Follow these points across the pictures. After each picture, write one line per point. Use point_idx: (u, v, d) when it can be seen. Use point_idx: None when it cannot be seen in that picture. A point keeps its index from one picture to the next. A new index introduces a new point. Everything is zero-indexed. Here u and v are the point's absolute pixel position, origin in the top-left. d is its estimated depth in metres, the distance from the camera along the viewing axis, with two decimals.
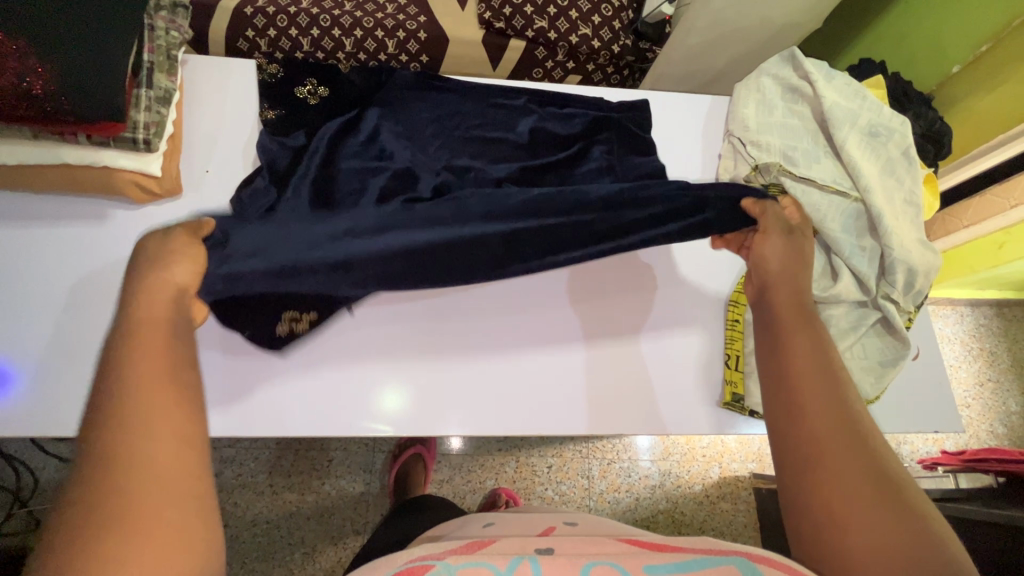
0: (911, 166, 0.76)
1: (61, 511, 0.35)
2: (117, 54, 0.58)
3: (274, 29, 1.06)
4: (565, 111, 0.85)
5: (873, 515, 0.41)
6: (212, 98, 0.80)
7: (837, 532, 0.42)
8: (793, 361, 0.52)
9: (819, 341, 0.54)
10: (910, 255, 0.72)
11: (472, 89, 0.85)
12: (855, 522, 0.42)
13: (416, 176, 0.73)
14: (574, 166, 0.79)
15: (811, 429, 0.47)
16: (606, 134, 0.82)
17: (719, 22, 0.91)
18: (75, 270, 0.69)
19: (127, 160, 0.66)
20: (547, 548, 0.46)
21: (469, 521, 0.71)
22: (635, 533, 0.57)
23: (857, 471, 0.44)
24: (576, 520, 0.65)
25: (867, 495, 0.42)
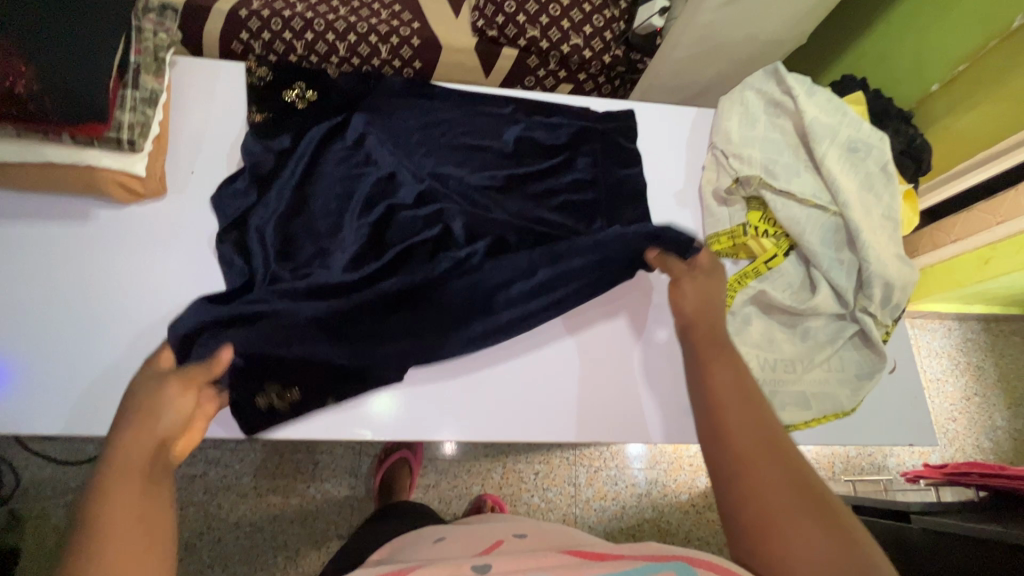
0: (889, 181, 0.77)
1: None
2: (99, 56, 0.59)
3: (268, 33, 1.07)
4: (551, 119, 0.86)
5: (802, 531, 0.46)
6: (200, 99, 0.80)
7: (772, 547, 0.46)
8: (716, 382, 0.56)
9: (736, 361, 0.58)
10: (887, 269, 0.73)
11: (459, 96, 0.85)
12: (789, 541, 0.45)
13: (399, 183, 0.78)
14: (559, 176, 0.82)
15: (741, 449, 0.51)
16: (591, 146, 0.85)
17: (705, 37, 0.93)
18: (56, 268, 0.70)
19: (111, 160, 0.66)
20: (484, 564, 0.47)
21: (416, 539, 0.71)
22: (586, 544, 0.58)
23: (783, 485, 0.48)
24: (525, 532, 0.64)
25: (797, 510, 0.46)
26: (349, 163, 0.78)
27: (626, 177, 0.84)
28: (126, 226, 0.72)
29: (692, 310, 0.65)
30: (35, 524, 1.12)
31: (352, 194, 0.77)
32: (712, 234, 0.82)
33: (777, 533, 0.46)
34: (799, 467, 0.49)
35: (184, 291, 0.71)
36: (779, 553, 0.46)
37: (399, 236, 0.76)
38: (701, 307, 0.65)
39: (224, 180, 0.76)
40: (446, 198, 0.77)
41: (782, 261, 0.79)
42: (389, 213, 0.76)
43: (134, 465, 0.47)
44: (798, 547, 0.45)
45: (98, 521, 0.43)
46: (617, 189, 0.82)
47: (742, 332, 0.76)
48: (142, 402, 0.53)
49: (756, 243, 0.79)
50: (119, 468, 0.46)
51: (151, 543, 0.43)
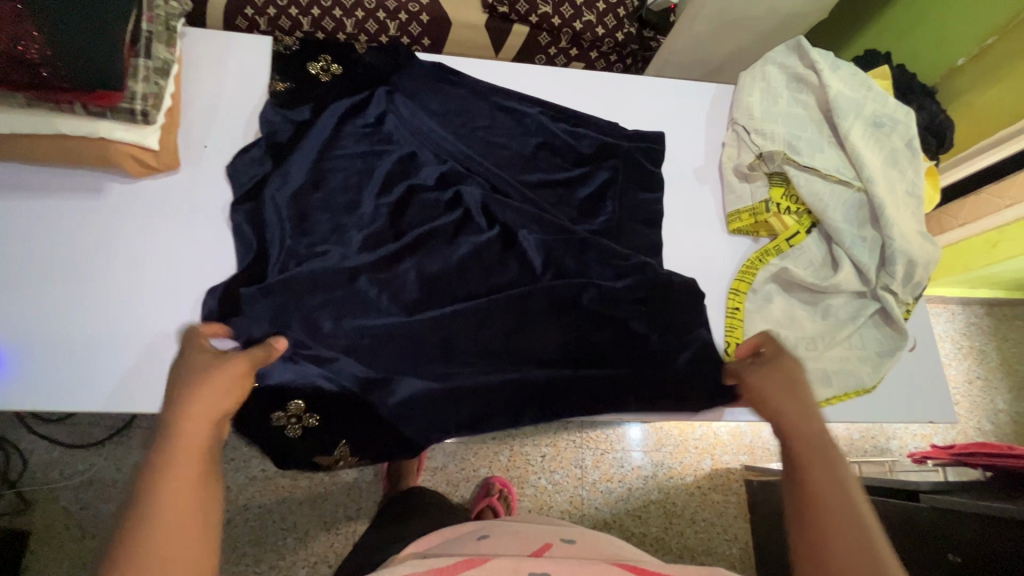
0: (914, 158, 0.76)
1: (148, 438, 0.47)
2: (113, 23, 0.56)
3: (273, 8, 1.11)
4: (576, 130, 0.82)
5: None
6: (209, 71, 0.78)
7: None
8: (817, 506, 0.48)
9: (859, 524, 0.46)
10: (911, 247, 0.74)
11: (481, 86, 0.82)
12: None
13: (421, 164, 0.78)
14: (575, 149, 0.81)
15: None
16: (613, 161, 0.81)
17: (724, 11, 0.91)
18: (71, 244, 0.68)
19: (124, 133, 0.65)
20: (540, 573, 0.46)
21: (446, 536, 0.69)
22: (633, 558, 0.57)
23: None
24: (572, 537, 0.63)
25: None
26: (369, 140, 0.77)
27: (650, 149, 0.82)
28: (139, 200, 0.71)
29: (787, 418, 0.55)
30: (44, 506, 1.12)
31: (371, 172, 0.76)
32: (733, 211, 0.81)
33: None
34: None
35: (201, 267, 0.70)
36: None
37: (418, 218, 0.75)
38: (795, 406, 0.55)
39: (239, 152, 0.74)
40: (468, 181, 0.77)
41: (804, 238, 0.78)
42: (409, 195, 0.76)
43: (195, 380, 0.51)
44: None
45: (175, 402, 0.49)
46: (635, 159, 0.81)
47: (764, 309, 0.77)
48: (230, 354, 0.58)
49: (778, 220, 0.77)
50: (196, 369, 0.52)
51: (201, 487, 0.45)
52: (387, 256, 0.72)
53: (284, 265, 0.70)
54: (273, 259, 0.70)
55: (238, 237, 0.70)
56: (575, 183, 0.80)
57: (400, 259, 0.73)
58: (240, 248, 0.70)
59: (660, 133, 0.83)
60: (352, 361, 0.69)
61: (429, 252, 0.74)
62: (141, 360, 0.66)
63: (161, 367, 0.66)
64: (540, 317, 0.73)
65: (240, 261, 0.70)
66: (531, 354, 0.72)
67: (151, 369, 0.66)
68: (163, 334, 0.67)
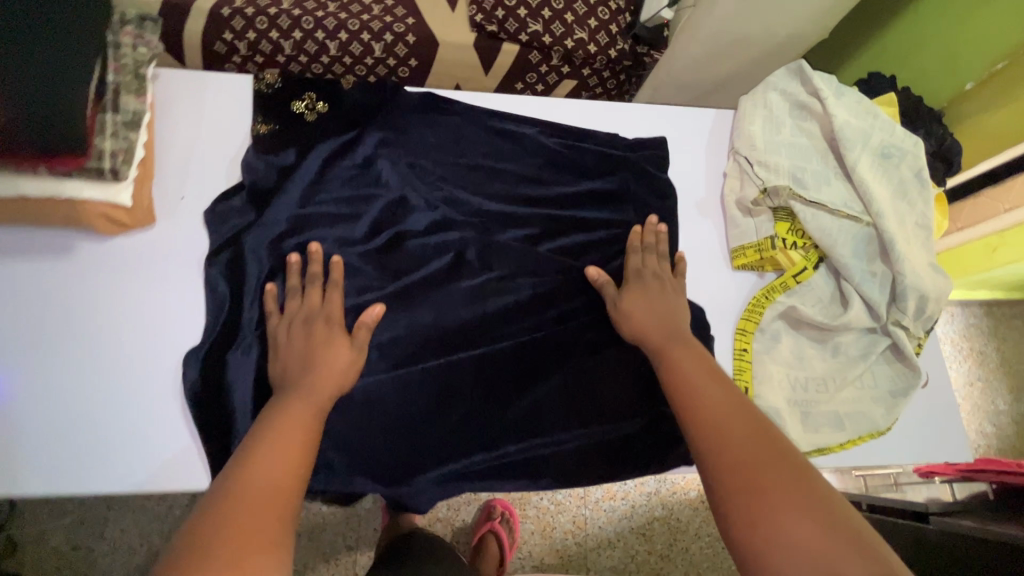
0: (924, 188, 0.72)
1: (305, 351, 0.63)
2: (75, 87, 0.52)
3: (253, 32, 1.10)
4: (576, 145, 0.80)
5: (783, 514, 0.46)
6: (184, 113, 0.74)
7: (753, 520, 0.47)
8: (683, 389, 0.62)
9: (723, 380, 0.61)
10: (923, 282, 0.71)
11: (475, 113, 0.79)
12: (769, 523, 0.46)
13: (410, 208, 0.74)
14: (579, 164, 0.80)
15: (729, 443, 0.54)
16: (623, 172, 0.80)
17: (721, 33, 0.88)
18: (43, 313, 0.64)
19: (94, 191, 0.60)
20: None
21: None
22: None
23: (762, 470, 0.50)
24: None
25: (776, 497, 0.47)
26: (355, 182, 0.74)
27: (654, 155, 0.82)
28: (113, 262, 0.67)
29: (647, 321, 0.69)
30: (33, 548, 1.08)
31: (361, 218, 0.73)
32: (738, 246, 0.77)
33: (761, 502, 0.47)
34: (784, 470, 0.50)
35: (183, 328, 0.67)
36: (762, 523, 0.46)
37: (411, 264, 0.72)
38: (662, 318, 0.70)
39: (217, 200, 0.71)
40: (461, 226, 0.75)
41: (812, 274, 0.75)
42: (397, 241, 0.73)
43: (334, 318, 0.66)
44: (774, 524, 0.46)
45: (328, 333, 0.64)
46: (643, 169, 0.81)
47: (773, 350, 0.74)
48: (298, 358, 0.63)
49: (785, 256, 0.74)
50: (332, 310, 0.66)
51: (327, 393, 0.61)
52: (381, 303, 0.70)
53: (260, 321, 0.69)
54: (248, 316, 0.68)
55: (214, 291, 0.68)
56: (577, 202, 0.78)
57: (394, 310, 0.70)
58: (212, 305, 0.68)
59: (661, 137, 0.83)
60: (344, 421, 0.66)
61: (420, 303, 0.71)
62: (126, 434, 0.63)
63: (148, 436, 0.64)
64: (542, 377, 0.71)
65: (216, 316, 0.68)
66: (530, 418, 0.70)
67: (137, 438, 0.64)
68: (146, 401, 0.64)
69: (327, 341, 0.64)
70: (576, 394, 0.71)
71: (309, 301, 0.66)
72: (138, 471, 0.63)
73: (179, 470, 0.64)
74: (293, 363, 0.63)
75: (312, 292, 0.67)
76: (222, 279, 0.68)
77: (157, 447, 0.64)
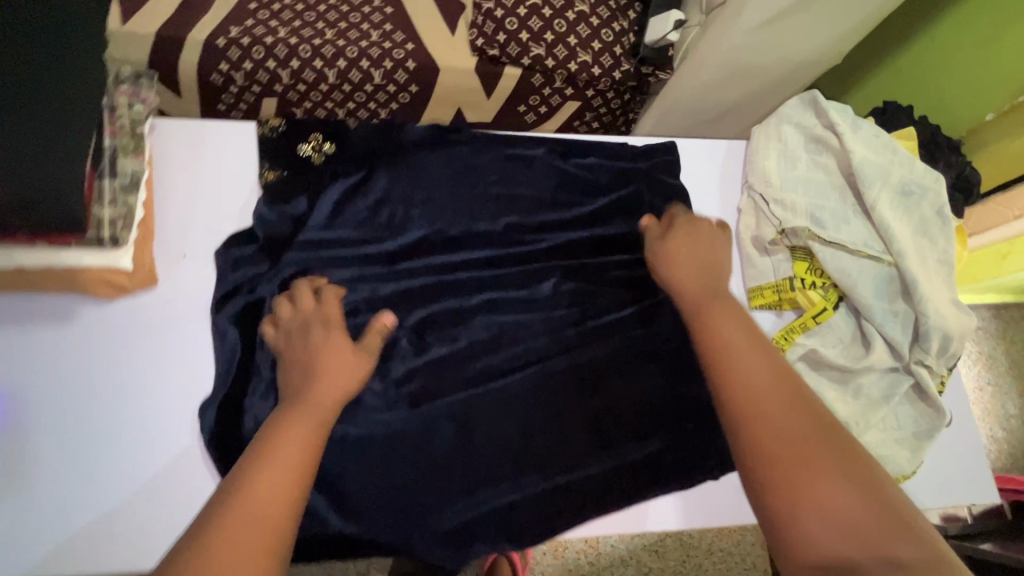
0: (946, 226, 0.71)
1: (307, 349, 0.60)
2: (73, 164, 0.50)
3: (249, 62, 1.07)
4: (586, 161, 0.79)
5: (828, 498, 0.46)
6: (185, 160, 0.72)
7: (795, 505, 0.46)
8: (722, 347, 0.58)
9: (750, 329, 0.59)
10: (946, 321, 0.69)
11: (484, 139, 0.77)
12: (814, 509, 0.45)
13: (420, 254, 0.72)
14: (593, 181, 0.78)
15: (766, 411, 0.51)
16: (634, 184, 0.78)
17: (731, 61, 0.86)
18: (44, 381, 0.62)
19: (92, 258, 0.58)
20: None
21: None
22: None
23: (803, 450, 0.49)
24: None
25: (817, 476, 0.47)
26: (359, 231, 0.71)
27: (666, 163, 0.80)
28: (114, 324, 0.65)
29: (686, 277, 0.66)
30: None
31: (368, 268, 0.70)
32: (755, 287, 0.75)
33: (799, 481, 0.47)
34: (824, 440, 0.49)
35: (189, 382, 0.65)
36: (800, 503, 0.46)
37: (421, 308, 0.70)
38: (694, 271, 0.66)
39: (232, 236, 0.70)
40: (471, 269, 0.72)
41: (832, 315, 0.73)
42: (405, 294, 0.70)
43: (331, 318, 0.63)
44: (823, 505, 0.45)
45: (331, 331, 0.62)
46: (655, 179, 0.79)
47: None
48: (296, 367, 0.59)
49: (804, 297, 0.73)
50: (329, 307, 0.64)
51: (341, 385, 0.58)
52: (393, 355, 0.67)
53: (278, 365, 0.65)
54: (261, 358, 0.65)
55: (223, 341, 0.66)
56: (594, 218, 0.76)
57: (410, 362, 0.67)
58: (220, 349, 0.66)
59: (672, 141, 0.81)
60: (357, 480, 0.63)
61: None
62: (141, 495, 0.62)
63: (162, 495, 0.62)
64: (564, 392, 0.67)
65: (230, 355, 0.65)
66: (551, 445, 0.65)
67: (149, 490, 0.62)
68: (158, 452, 0.63)
69: (323, 344, 0.60)
70: (599, 413, 0.67)
71: (304, 308, 0.63)
72: (140, 480, 0.62)
73: (181, 476, 0.63)
74: (294, 373, 0.59)
75: (304, 298, 0.64)
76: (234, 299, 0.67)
77: (163, 471, 0.63)
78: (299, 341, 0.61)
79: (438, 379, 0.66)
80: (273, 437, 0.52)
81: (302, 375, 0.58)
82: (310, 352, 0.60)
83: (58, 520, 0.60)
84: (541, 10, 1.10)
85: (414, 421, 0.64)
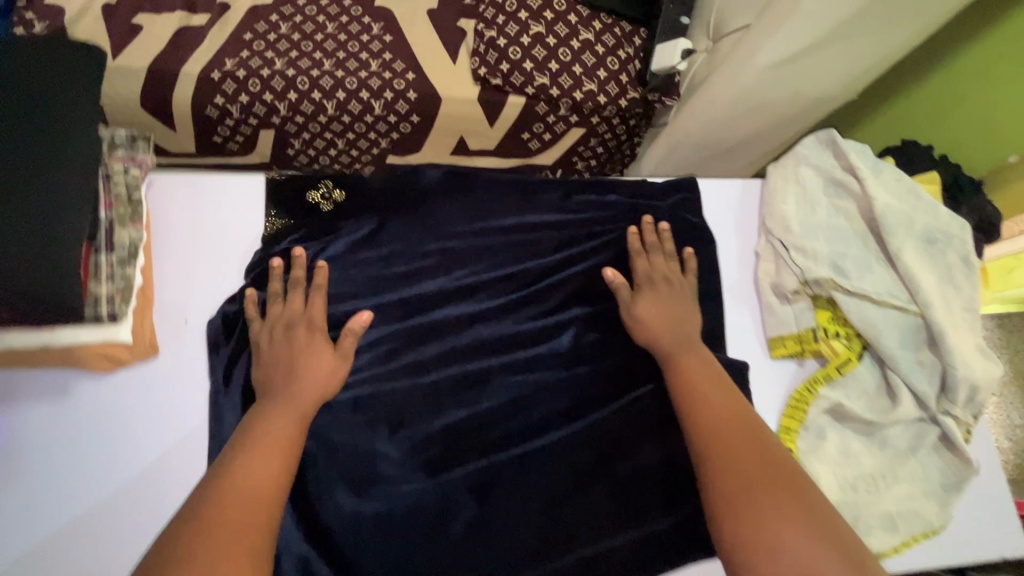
0: (971, 273, 0.69)
1: (291, 344, 0.62)
2: (69, 248, 0.48)
3: (245, 95, 1.03)
4: (599, 199, 0.77)
5: (782, 525, 0.51)
6: (183, 217, 0.69)
7: (752, 531, 0.51)
8: (689, 388, 0.64)
9: (713, 369, 0.66)
10: (974, 372, 0.67)
11: (494, 180, 0.75)
12: (769, 533, 0.51)
13: (428, 311, 0.69)
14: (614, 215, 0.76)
15: (725, 446, 0.58)
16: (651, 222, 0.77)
17: (745, 97, 0.83)
18: (43, 462, 0.59)
19: (89, 333, 0.55)
20: None
21: None
22: None
23: (757, 479, 0.55)
24: None
25: (769, 502, 0.53)
26: (369, 288, 0.68)
27: (681, 207, 0.78)
28: (114, 398, 0.62)
29: (654, 316, 0.69)
30: None
31: (380, 327, 0.68)
32: (776, 336, 0.74)
33: (753, 509, 0.52)
34: (779, 471, 0.55)
35: (192, 459, 0.61)
36: (756, 529, 0.51)
37: (436, 367, 0.67)
38: (665, 321, 0.69)
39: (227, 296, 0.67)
40: (485, 326, 0.70)
41: (856, 365, 0.71)
42: (418, 358, 0.67)
43: (318, 317, 0.64)
44: (779, 532, 0.50)
45: (316, 331, 0.63)
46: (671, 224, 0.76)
47: (818, 449, 0.69)
48: (278, 361, 0.61)
49: (828, 347, 0.71)
50: (316, 306, 0.65)
51: (324, 385, 0.61)
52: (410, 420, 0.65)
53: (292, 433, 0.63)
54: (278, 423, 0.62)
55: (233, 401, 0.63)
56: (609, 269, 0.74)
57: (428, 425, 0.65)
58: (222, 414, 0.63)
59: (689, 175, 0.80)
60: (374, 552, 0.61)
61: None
62: None
63: None
64: (587, 453, 0.66)
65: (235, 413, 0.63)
66: (573, 511, 0.63)
67: None
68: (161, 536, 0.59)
69: (308, 341, 0.62)
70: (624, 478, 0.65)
71: (291, 306, 0.64)
72: (114, 507, 0.59)
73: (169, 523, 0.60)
74: (276, 368, 0.61)
75: (293, 296, 0.65)
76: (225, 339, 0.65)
77: None
78: (283, 336, 0.63)
79: (456, 443, 0.65)
80: (259, 434, 0.56)
81: (287, 372, 0.60)
82: (295, 347, 0.62)
83: (19, 531, 0.57)
84: (545, 39, 1.08)
85: (431, 490, 0.63)
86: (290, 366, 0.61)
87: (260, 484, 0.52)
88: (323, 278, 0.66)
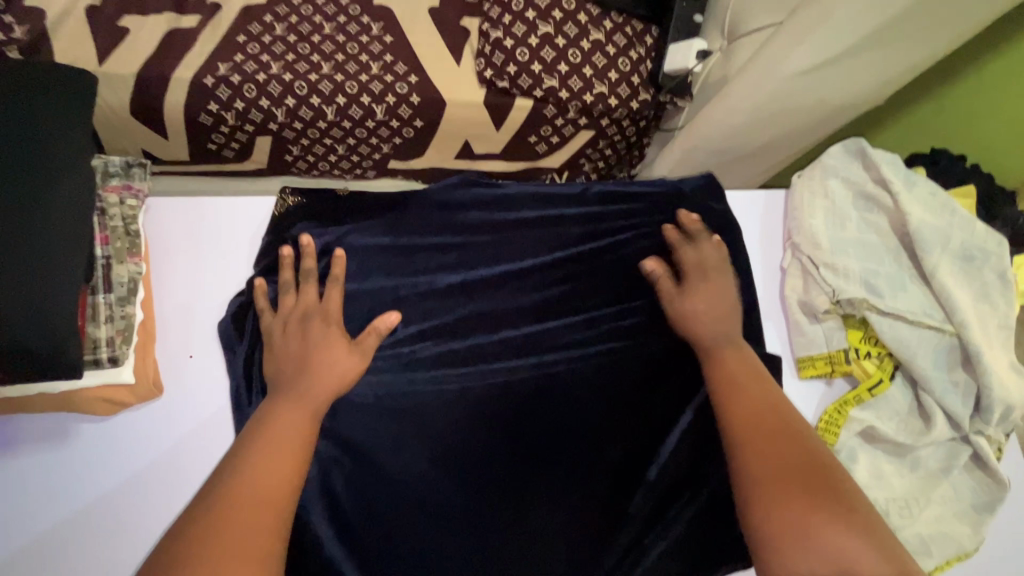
0: (1008, 290, 0.67)
1: (303, 334, 0.60)
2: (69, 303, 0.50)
3: (241, 101, 0.97)
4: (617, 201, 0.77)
5: (820, 526, 0.49)
6: (184, 242, 0.65)
7: (787, 531, 0.50)
8: (727, 389, 0.63)
9: (752, 366, 0.64)
10: (1010, 392, 0.65)
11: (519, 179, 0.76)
12: (805, 534, 0.49)
13: (448, 342, 0.67)
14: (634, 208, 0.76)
15: (760, 446, 0.56)
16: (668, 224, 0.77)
17: (770, 101, 0.79)
18: (42, 512, 0.56)
19: (91, 377, 0.54)
20: None
21: None
22: None
23: (796, 481, 0.53)
24: None
25: (806, 502, 0.51)
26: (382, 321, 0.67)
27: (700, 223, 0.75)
28: (117, 442, 0.58)
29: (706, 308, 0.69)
30: None
31: (399, 361, 0.65)
32: (805, 356, 0.72)
33: (785, 510, 0.51)
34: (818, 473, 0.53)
35: None
36: (792, 530, 0.50)
37: (455, 399, 0.65)
38: (711, 307, 0.69)
39: (234, 305, 0.63)
40: (503, 355, 0.68)
41: (889, 386, 0.69)
42: (438, 390, 0.65)
43: (330, 308, 0.62)
44: (817, 532, 0.49)
45: (328, 324, 0.61)
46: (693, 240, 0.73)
47: (851, 474, 0.66)
48: (292, 356, 0.59)
49: (859, 368, 0.69)
50: (329, 297, 0.62)
51: (339, 380, 0.59)
52: (433, 452, 0.64)
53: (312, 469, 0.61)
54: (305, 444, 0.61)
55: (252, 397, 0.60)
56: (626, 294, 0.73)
57: (451, 459, 0.64)
58: (239, 425, 0.59)
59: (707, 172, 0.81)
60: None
61: (467, 453, 0.65)
62: None
63: None
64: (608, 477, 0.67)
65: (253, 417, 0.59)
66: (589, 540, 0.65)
67: None
68: None
69: (321, 333, 0.60)
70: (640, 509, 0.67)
71: (305, 299, 0.62)
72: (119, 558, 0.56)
73: None
74: (289, 363, 0.59)
75: (307, 289, 0.62)
76: (239, 338, 0.62)
77: None
78: (296, 330, 0.60)
79: (480, 475, 0.64)
80: (271, 428, 0.54)
81: (300, 365, 0.58)
82: (307, 339, 0.59)
83: (18, 524, 0.55)
84: (554, 39, 1.03)
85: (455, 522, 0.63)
86: (302, 360, 0.58)
87: (271, 481, 0.50)
88: (340, 270, 0.63)
